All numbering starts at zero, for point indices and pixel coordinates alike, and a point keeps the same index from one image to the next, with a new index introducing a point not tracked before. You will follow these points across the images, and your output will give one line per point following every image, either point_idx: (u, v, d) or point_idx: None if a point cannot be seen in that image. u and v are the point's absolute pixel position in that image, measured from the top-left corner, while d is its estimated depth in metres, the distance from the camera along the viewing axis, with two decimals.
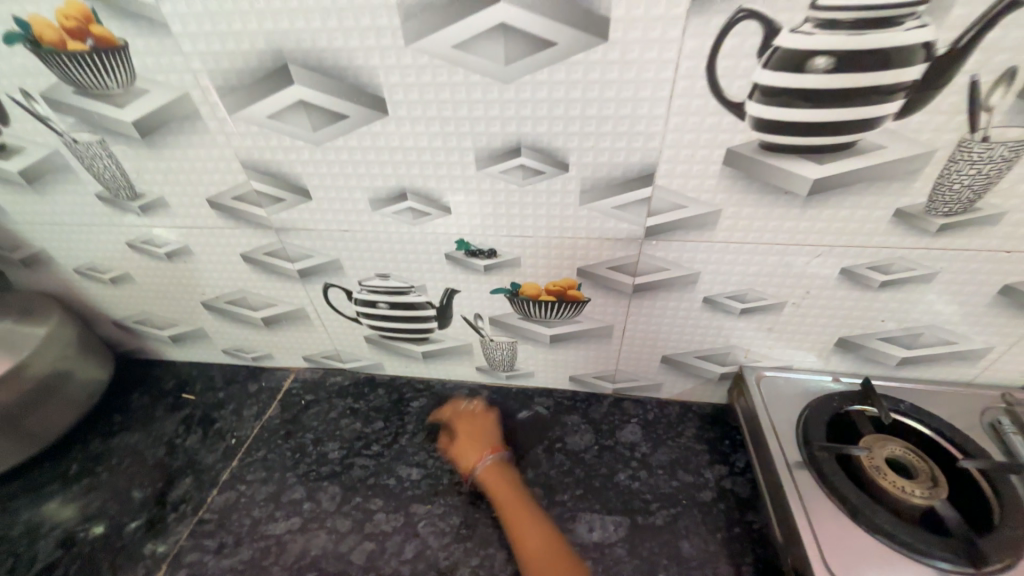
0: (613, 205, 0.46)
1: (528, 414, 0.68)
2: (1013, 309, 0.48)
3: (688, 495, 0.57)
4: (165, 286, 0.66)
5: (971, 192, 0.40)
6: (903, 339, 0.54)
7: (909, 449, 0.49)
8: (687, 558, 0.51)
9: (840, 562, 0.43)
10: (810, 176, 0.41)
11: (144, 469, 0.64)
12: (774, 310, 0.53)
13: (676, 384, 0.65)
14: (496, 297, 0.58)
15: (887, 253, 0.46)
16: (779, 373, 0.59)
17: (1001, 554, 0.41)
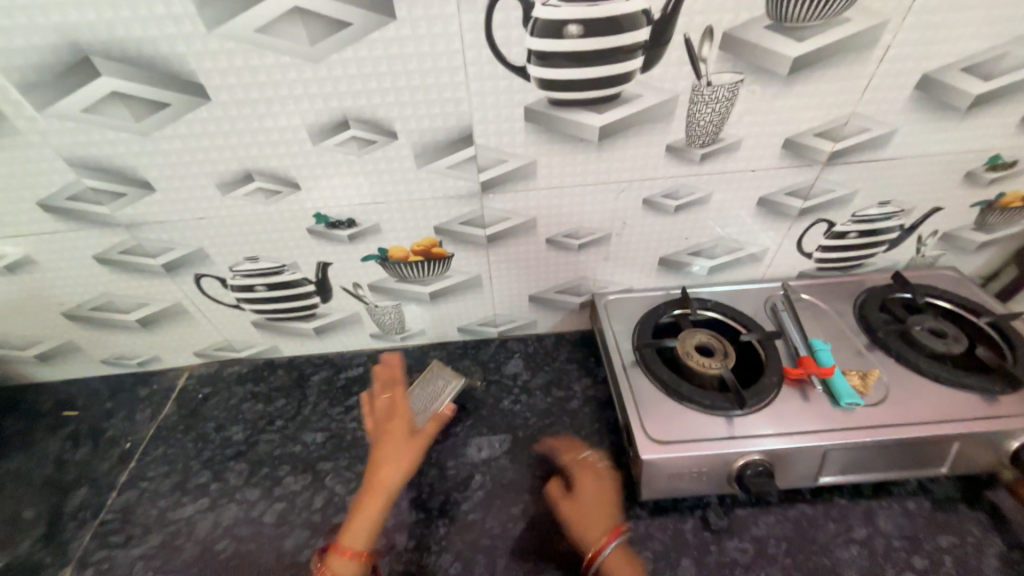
0: (446, 165, 0.52)
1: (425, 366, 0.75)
2: (770, 215, 0.63)
3: (561, 406, 0.68)
4: (14, 303, 0.63)
5: (714, 126, 0.52)
6: (706, 252, 0.67)
7: (712, 335, 0.63)
8: (559, 455, 0.62)
9: (655, 423, 0.54)
10: (595, 125, 0.50)
11: (32, 490, 0.63)
12: (604, 241, 0.64)
13: (548, 319, 0.76)
14: (368, 264, 0.63)
15: (671, 182, 0.57)
16: (623, 294, 0.71)
17: (761, 396, 0.55)
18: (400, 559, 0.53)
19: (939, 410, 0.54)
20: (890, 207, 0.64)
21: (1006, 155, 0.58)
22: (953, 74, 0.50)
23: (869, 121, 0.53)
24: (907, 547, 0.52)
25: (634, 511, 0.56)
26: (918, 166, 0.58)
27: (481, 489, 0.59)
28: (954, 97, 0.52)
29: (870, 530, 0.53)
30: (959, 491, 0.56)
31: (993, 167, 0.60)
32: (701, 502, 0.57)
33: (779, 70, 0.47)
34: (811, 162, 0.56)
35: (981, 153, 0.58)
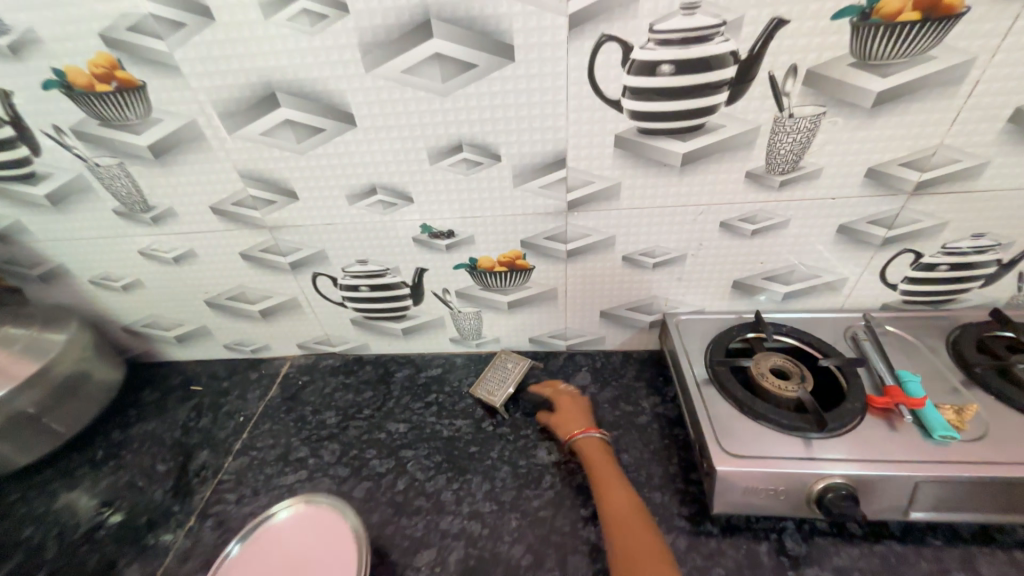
0: (540, 185, 0.59)
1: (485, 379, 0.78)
2: (851, 243, 0.63)
3: (628, 420, 0.70)
4: (172, 289, 0.76)
5: (794, 155, 0.55)
6: (782, 277, 0.68)
7: (787, 359, 0.63)
8: (627, 465, 0.64)
9: (729, 437, 0.55)
10: (679, 152, 0.55)
11: (165, 448, 0.74)
12: (678, 261, 0.67)
13: (616, 336, 0.79)
14: (459, 271, 0.70)
15: (750, 207, 0.60)
16: (694, 315, 0.73)
17: (842, 422, 0.55)
18: (475, 544, 0.57)
19: None
20: (984, 240, 0.62)
21: None
22: None
23: (958, 153, 0.54)
24: None
25: (705, 527, 0.56)
26: (1016, 198, 0.57)
27: (551, 489, 0.62)
28: None
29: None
30: None
31: None
32: (777, 525, 0.56)
33: (862, 103, 0.50)
34: (896, 190, 0.57)
35: None
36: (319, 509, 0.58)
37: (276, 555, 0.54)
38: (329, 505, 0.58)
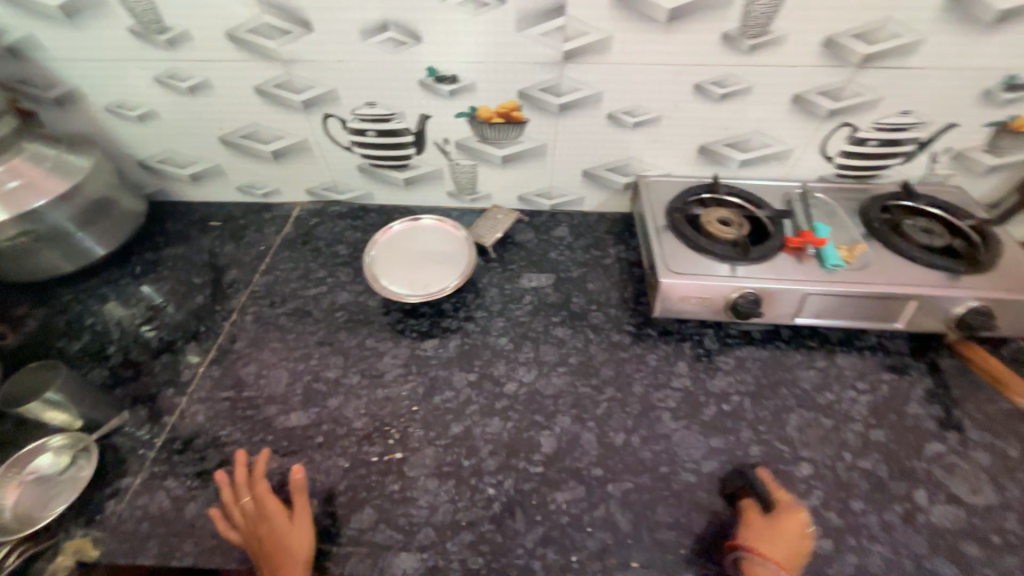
0: (540, 33, 0.65)
1: None
2: (801, 114, 0.74)
3: (597, 262, 0.84)
4: (187, 122, 0.81)
5: (764, 18, 0.62)
6: (740, 144, 0.79)
7: (731, 213, 0.77)
8: (592, 291, 0.80)
9: (673, 262, 0.70)
10: (666, 7, 0.62)
11: (196, 267, 0.85)
12: (655, 123, 0.76)
13: (594, 197, 0.90)
14: (459, 120, 0.78)
15: (722, 70, 0.68)
16: (662, 178, 0.85)
17: (762, 254, 0.70)
18: (469, 336, 0.73)
19: (904, 279, 0.67)
20: (910, 118, 0.73)
21: (1022, 76, 0.67)
22: None
23: (900, 28, 0.63)
24: (854, 376, 0.68)
25: (646, 331, 0.74)
26: (940, 77, 0.68)
27: (530, 304, 0.77)
28: (980, 11, 0.61)
29: (828, 363, 0.70)
30: (909, 349, 0.71)
31: (1010, 87, 0.69)
32: (700, 331, 0.73)
33: None
34: (845, 63, 0.67)
35: (999, 71, 0.67)
36: (447, 223, 0.81)
37: (412, 239, 0.80)
38: (453, 224, 0.81)
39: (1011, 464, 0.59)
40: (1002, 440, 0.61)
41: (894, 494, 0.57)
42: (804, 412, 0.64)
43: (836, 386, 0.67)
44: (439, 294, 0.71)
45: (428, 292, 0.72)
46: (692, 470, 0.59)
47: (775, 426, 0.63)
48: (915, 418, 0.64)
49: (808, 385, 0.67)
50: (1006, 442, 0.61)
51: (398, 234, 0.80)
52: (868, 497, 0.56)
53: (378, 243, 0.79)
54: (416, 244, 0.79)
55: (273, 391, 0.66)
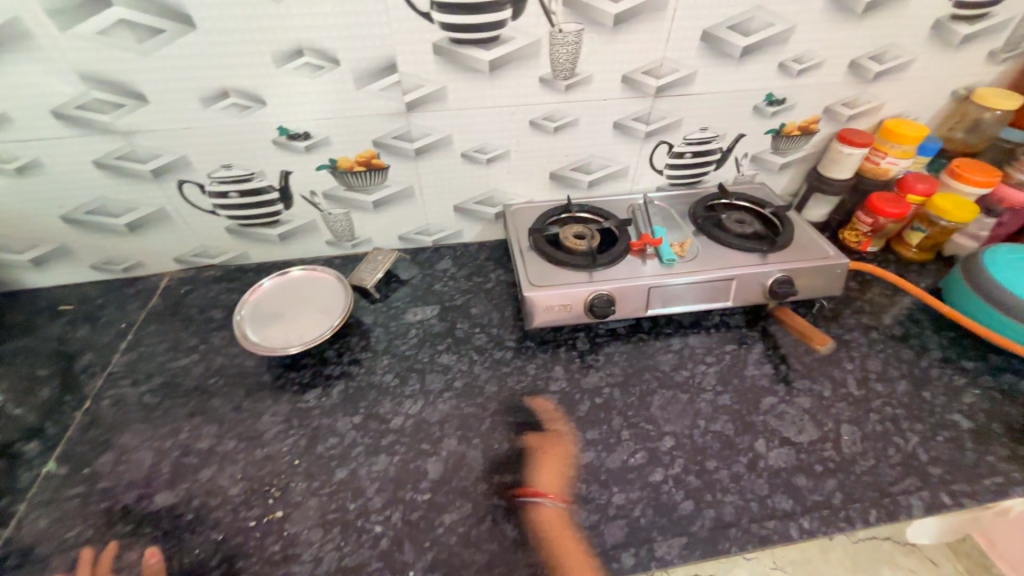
0: (379, 88, 0.72)
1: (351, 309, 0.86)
2: (624, 137, 0.86)
3: (478, 287, 0.89)
4: (18, 204, 0.75)
5: (569, 64, 0.74)
6: (584, 168, 0.90)
7: (584, 227, 0.87)
8: (475, 314, 0.84)
9: (536, 277, 0.77)
10: (485, 59, 0.71)
11: (43, 358, 0.77)
12: (505, 157, 0.85)
13: (471, 228, 0.97)
14: (322, 173, 0.81)
15: (548, 107, 0.79)
16: (526, 203, 0.93)
17: (611, 259, 0.80)
18: (355, 378, 0.73)
19: (725, 263, 0.80)
20: (709, 133, 0.89)
21: (777, 93, 0.85)
22: (723, 30, 0.74)
23: (677, 64, 0.77)
24: (704, 352, 0.78)
25: (526, 343, 0.79)
26: (719, 99, 0.84)
27: (415, 337, 0.80)
28: (730, 48, 0.77)
29: (682, 344, 0.79)
30: (745, 321, 0.83)
31: (772, 102, 0.86)
32: (574, 335, 0.80)
33: (606, 23, 0.70)
34: (645, 94, 0.80)
35: (759, 91, 0.84)
36: (321, 271, 0.83)
37: (286, 292, 0.80)
38: (328, 271, 0.83)
39: (827, 403, 0.71)
40: (819, 385, 0.73)
41: (740, 448, 0.65)
42: (664, 392, 0.72)
43: (690, 364, 0.76)
44: (316, 342, 0.72)
45: (304, 342, 0.72)
46: (571, 465, 0.63)
47: (641, 409, 0.70)
48: (753, 379, 0.74)
49: (667, 367, 0.76)
50: (822, 385, 0.73)
51: (270, 289, 0.80)
52: (719, 455, 0.64)
53: (250, 301, 0.78)
54: (291, 296, 0.80)
55: (136, 476, 0.61)
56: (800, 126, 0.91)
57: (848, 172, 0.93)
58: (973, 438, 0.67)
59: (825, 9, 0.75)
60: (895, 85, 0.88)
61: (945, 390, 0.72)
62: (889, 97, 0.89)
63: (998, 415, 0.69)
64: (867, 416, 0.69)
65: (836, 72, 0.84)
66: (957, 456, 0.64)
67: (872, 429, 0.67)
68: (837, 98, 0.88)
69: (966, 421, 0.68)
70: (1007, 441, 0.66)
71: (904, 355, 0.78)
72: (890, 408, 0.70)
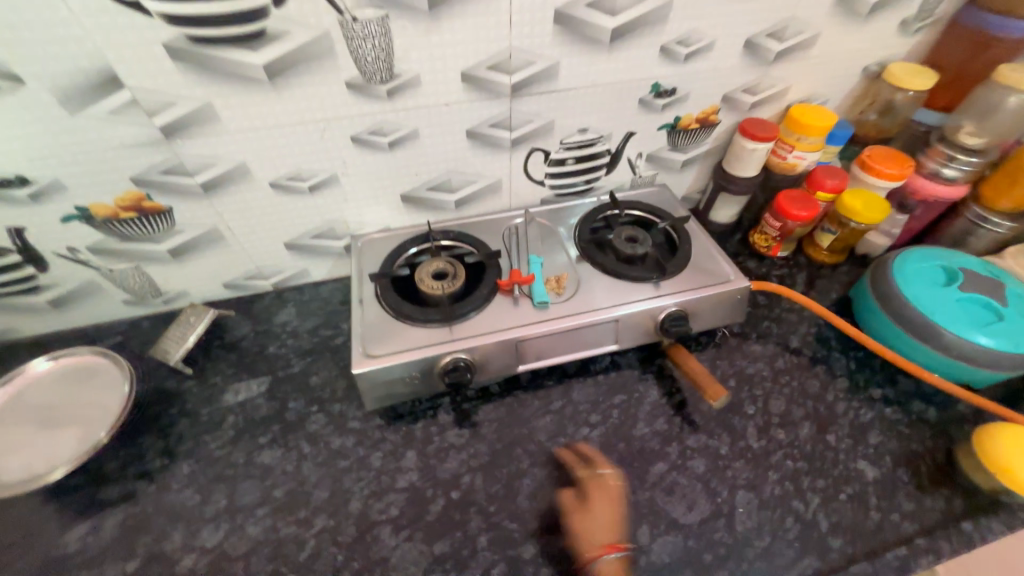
0: (106, 110, 0.51)
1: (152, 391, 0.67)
2: (484, 147, 0.69)
3: (324, 345, 0.73)
4: None
5: (383, 62, 0.55)
6: (443, 186, 0.73)
7: (447, 261, 0.70)
8: (314, 385, 0.68)
9: (374, 343, 0.61)
10: (257, 64, 0.51)
11: None
12: (333, 183, 0.67)
13: (317, 266, 0.78)
14: (73, 225, 0.60)
15: (371, 119, 0.61)
16: (379, 233, 0.76)
17: (474, 308, 0.65)
18: (138, 502, 0.56)
19: (608, 300, 0.67)
20: (590, 134, 0.74)
21: (664, 83, 0.70)
22: (583, 9, 0.57)
23: (531, 55, 0.60)
24: (588, 409, 0.66)
25: (374, 421, 0.64)
26: (594, 94, 0.68)
27: (231, 429, 0.63)
28: (594, 31, 0.60)
29: (564, 401, 0.66)
30: (639, 361, 0.71)
31: (659, 94, 0.71)
32: (435, 404, 0.66)
33: (418, 5, 0.52)
34: (498, 94, 0.63)
35: (642, 82, 0.68)
36: (79, 355, 0.65)
37: (35, 396, 0.62)
38: (90, 352, 0.65)
39: (722, 464, 0.60)
40: (716, 440, 0.63)
41: None
42: (536, 472, 0.59)
43: (571, 428, 0.64)
44: (86, 454, 0.55)
45: (69, 460, 0.56)
46: None
47: (505, 501, 0.57)
48: (643, 441, 0.63)
49: (544, 436, 0.63)
50: (719, 441, 0.62)
51: (9, 400, 0.61)
52: None
53: None
54: (41, 401, 0.61)
55: None
56: (698, 119, 0.77)
57: (755, 169, 0.81)
58: (878, 492, 0.58)
59: None
60: (800, 65, 0.74)
61: (852, 430, 0.64)
62: (794, 80, 0.76)
63: (905, 457, 0.61)
64: (766, 476, 0.59)
65: (731, 54, 0.69)
66: (862, 520, 0.56)
67: (770, 494, 0.58)
68: (735, 84, 0.74)
69: (872, 470, 0.60)
70: (913, 490, 0.58)
71: (810, 389, 0.68)
72: (792, 463, 0.60)
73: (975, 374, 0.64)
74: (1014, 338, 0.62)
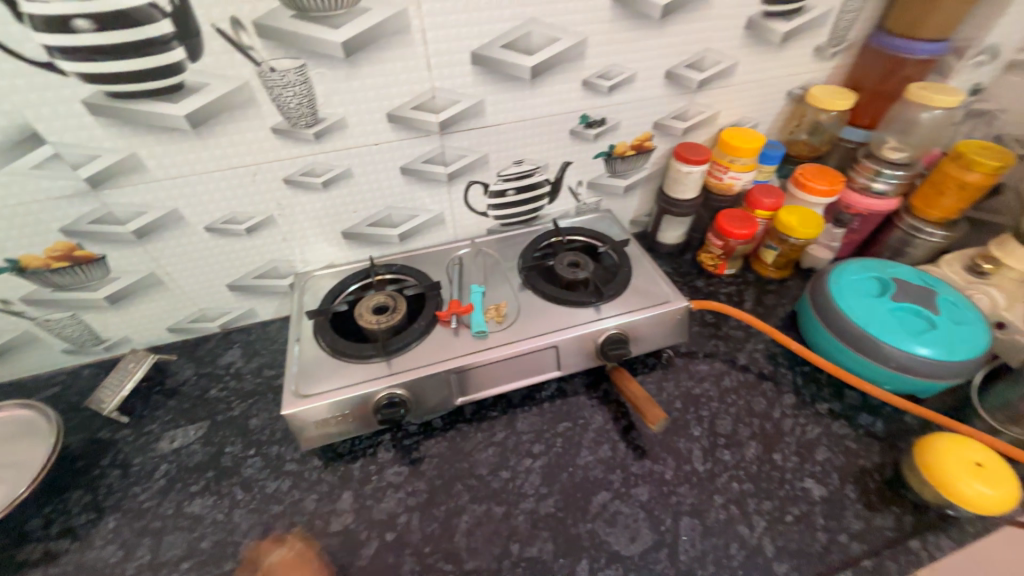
0: (29, 166, 0.52)
1: (86, 441, 0.65)
2: (421, 182, 0.71)
3: (267, 385, 0.72)
4: None
5: (306, 107, 0.57)
6: (384, 221, 0.74)
7: (388, 294, 0.70)
8: (253, 428, 0.66)
9: (308, 382, 0.60)
10: (179, 114, 0.53)
11: None
12: (270, 223, 0.68)
13: (264, 305, 0.78)
14: (3, 277, 0.60)
15: (301, 161, 0.62)
16: (323, 270, 0.76)
17: (411, 341, 0.65)
18: (58, 561, 0.54)
19: (547, 326, 0.67)
20: (526, 165, 0.76)
21: (592, 114, 0.72)
22: (499, 50, 0.60)
23: (454, 94, 0.62)
24: (532, 438, 0.65)
25: (311, 463, 0.62)
26: (523, 128, 0.70)
27: (163, 478, 0.61)
28: (514, 69, 0.63)
29: (507, 432, 0.65)
30: (586, 386, 0.71)
31: (589, 124, 0.74)
32: (375, 442, 0.65)
33: (335, 54, 0.54)
34: (426, 131, 0.65)
35: (570, 114, 0.71)
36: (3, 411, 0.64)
37: None
38: (15, 406, 0.64)
39: (666, 489, 0.59)
40: (660, 464, 0.61)
41: None
42: (475, 508, 0.58)
43: (513, 460, 0.62)
44: (6, 509, 0.53)
45: None
46: None
47: (441, 541, 0.55)
48: (586, 469, 0.61)
49: (484, 469, 0.61)
50: (663, 465, 0.61)
51: None
52: None
53: None
54: None
55: None
56: (633, 146, 0.80)
57: (693, 190, 0.83)
58: (825, 511, 0.57)
59: (614, 16, 0.62)
60: (724, 92, 0.78)
61: (798, 448, 0.63)
62: (721, 105, 0.80)
63: (852, 474, 0.60)
64: (710, 501, 0.58)
65: (653, 84, 0.72)
66: (809, 541, 0.54)
67: (714, 520, 0.56)
68: (664, 112, 0.77)
69: (818, 488, 0.59)
70: (861, 508, 0.57)
71: (757, 407, 0.67)
72: (737, 485, 0.59)
73: (917, 384, 0.63)
74: (950, 346, 0.62)
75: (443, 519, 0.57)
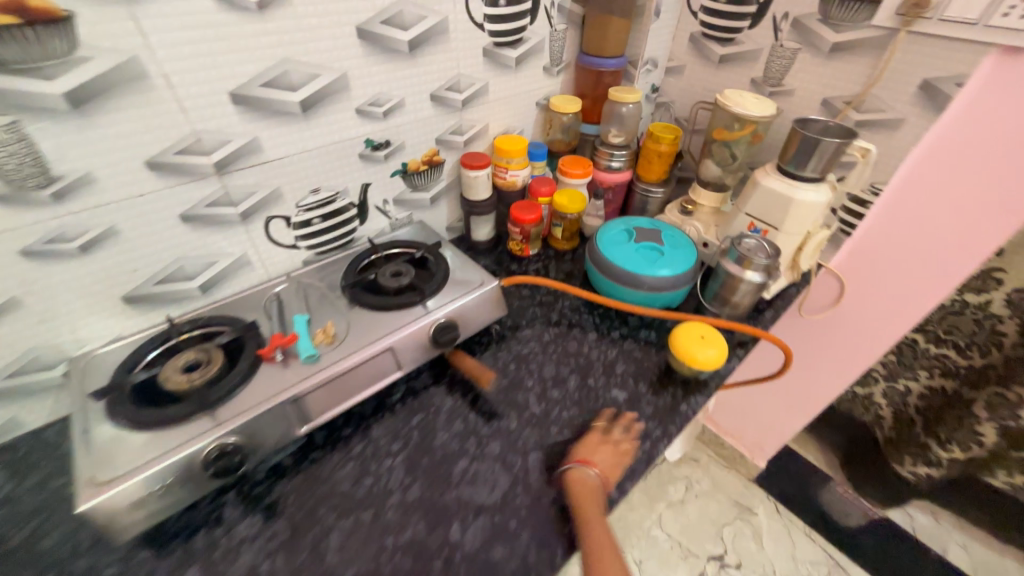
0: None
1: None
2: (211, 227, 0.69)
3: (58, 497, 0.60)
4: None
5: (31, 166, 0.51)
6: (176, 276, 0.69)
7: (198, 350, 0.66)
8: (43, 551, 0.55)
9: (106, 468, 0.53)
10: None
11: None
12: (14, 307, 0.58)
13: (30, 408, 0.65)
14: None
15: (42, 226, 0.55)
16: (108, 346, 0.67)
17: (232, 388, 0.62)
18: None
19: (377, 332, 0.71)
20: (324, 193, 0.79)
21: (375, 138, 0.80)
22: (260, 89, 0.63)
23: (222, 134, 0.63)
24: (389, 440, 0.68)
25: (137, 556, 0.54)
26: (310, 158, 0.74)
27: None
28: (282, 106, 0.66)
29: (364, 443, 0.67)
30: (431, 378, 0.77)
31: (376, 148, 0.81)
32: (217, 505, 0.60)
33: (58, 107, 0.51)
34: (201, 174, 0.64)
35: (353, 140, 0.77)
36: None
37: None
38: None
39: (513, 437, 0.68)
40: (505, 419, 0.71)
41: (432, 551, 0.56)
42: (343, 523, 0.58)
43: (374, 465, 0.64)
44: None
45: None
46: None
47: (312, 567, 0.54)
48: (444, 446, 0.67)
49: (347, 484, 0.62)
50: (508, 419, 0.71)
51: None
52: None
53: None
54: None
55: None
56: (423, 161, 0.90)
57: (486, 191, 0.97)
58: (628, 408, 0.73)
59: (367, 52, 0.71)
60: (485, 108, 0.93)
61: (604, 369, 0.79)
62: (487, 119, 0.96)
63: (642, 375, 0.78)
64: (549, 432, 0.69)
65: (423, 107, 0.84)
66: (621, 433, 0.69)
67: (554, 445, 0.67)
68: (441, 130, 0.89)
69: (622, 393, 0.75)
70: (651, 396, 0.75)
71: (571, 349, 0.83)
72: (566, 413, 0.72)
73: (666, 297, 0.86)
74: (675, 264, 0.85)
75: (313, 547, 0.56)
